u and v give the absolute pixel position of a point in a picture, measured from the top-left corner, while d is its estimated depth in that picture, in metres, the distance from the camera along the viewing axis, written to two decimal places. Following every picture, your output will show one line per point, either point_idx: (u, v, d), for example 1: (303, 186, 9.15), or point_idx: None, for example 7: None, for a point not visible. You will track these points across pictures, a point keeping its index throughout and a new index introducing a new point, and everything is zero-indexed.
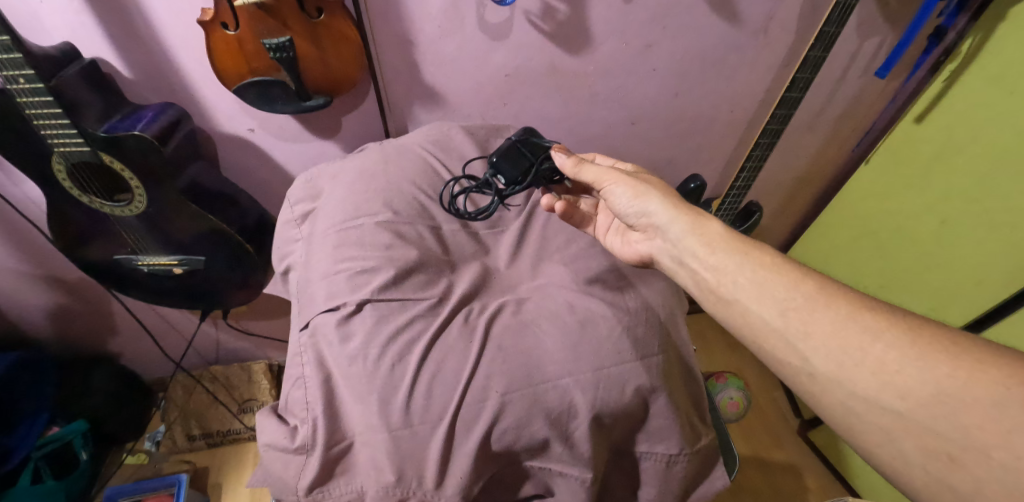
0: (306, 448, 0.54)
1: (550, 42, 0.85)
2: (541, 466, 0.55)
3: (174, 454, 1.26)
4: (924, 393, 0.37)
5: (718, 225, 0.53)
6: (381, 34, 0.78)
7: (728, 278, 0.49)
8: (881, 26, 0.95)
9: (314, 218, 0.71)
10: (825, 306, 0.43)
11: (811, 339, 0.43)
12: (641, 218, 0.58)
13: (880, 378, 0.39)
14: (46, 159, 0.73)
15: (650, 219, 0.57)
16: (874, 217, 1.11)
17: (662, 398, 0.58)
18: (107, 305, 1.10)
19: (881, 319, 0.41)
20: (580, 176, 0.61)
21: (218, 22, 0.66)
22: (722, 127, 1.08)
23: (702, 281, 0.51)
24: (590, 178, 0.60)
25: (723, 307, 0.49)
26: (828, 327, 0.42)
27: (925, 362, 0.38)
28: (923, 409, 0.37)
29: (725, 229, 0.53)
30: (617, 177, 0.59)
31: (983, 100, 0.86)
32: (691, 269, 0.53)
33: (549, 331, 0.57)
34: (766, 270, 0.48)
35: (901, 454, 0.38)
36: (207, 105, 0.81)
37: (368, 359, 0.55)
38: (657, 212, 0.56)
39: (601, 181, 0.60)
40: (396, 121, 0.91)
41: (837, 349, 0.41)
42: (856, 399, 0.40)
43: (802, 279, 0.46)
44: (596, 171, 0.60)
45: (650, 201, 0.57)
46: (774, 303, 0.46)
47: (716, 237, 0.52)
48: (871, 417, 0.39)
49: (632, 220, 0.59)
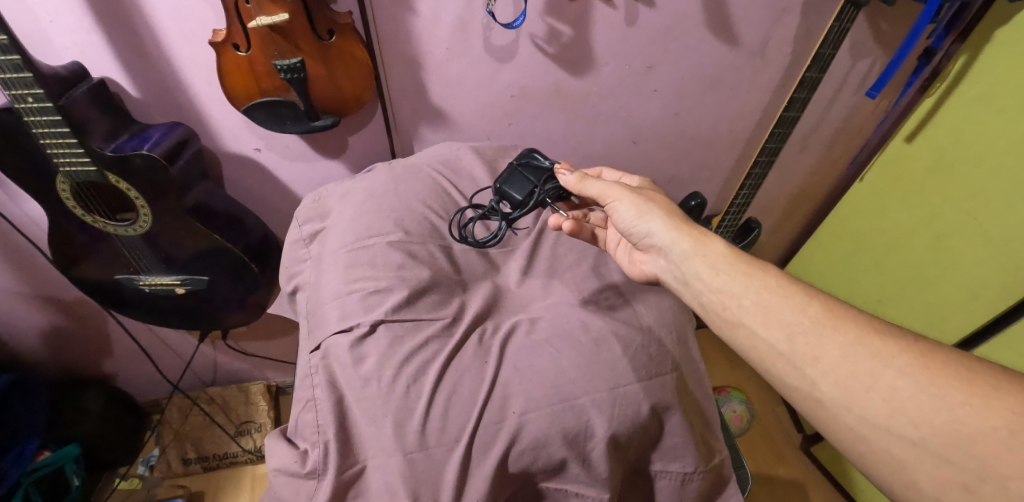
0: (318, 472, 0.53)
1: (555, 64, 0.86)
2: (558, 487, 0.55)
3: (167, 478, 1.21)
4: (937, 421, 0.38)
5: (721, 244, 0.53)
6: (388, 55, 0.79)
7: (733, 300, 0.49)
8: (872, 48, 0.98)
9: (323, 237, 0.70)
10: (833, 331, 0.44)
11: (819, 365, 0.43)
12: (643, 237, 0.58)
13: (891, 405, 0.40)
14: (51, 178, 0.73)
15: (652, 239, 0.57)
16: (869, 234, 1.13)
17: (676, 415, 0.58)
18: (104, 325, 1.08)
19: (890, 346, 0.42)
20: (583, 192, 0.62)
21: (230, 44, 0.66)
22: (722, 145, 1.09)
23: (706, 302, 0.52)
24: (595, 192, 0.61)
25: (729, 330, 0.50)
26: (837, 352, 0.43)
27: (938, 389, 0.39)
28: (937, 437, 0.37)
29: (729, 249, 0.53)
30: (620, 192, 0.60)
31: (973, 117, 0.88)
32: (695, 289, 0.53)
33: (562, 351, 0.57)
34: (771, 292, 0.48)
35: (914, 483, 0.39)
36: (214, 124, 0.82)
37: (383, 381, 0.54)
38: (659, 232, 0.56)
39: (606, 195, 0.61)
40: (403, 141, 0.91)
41: (847, 374, 0.42)
42: (867, 425, 0.40)
43: (809, 302, 0.46)
44: (602, 186, 0.60)
45: (652, 218, 0.57)
46: (781, 327, 0.46)
47: (719, 257, 0.52)
48: (884, 446, 0.40)
49: (636, 238, 0.59)
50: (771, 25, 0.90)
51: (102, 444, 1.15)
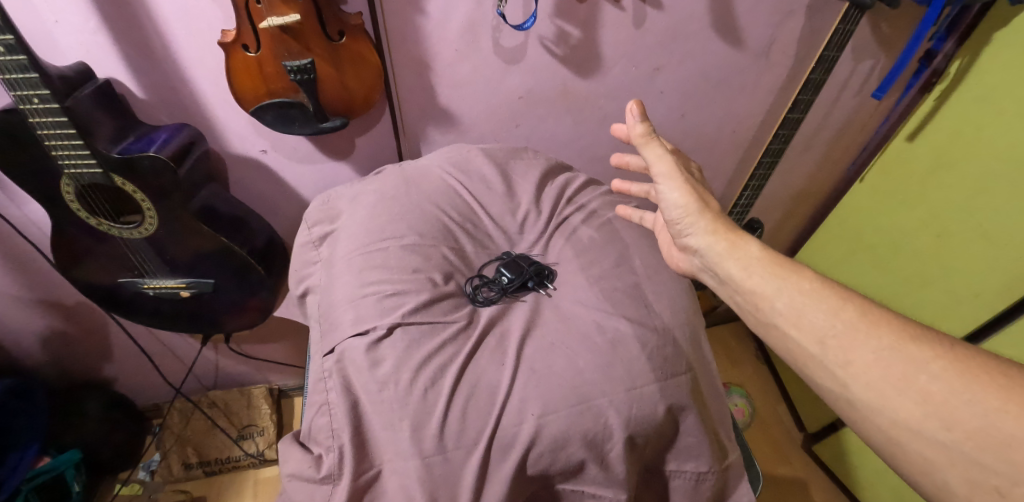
0: (333, 477, 0.53)
1: (563, 66, 0.86)
2: (574, 488, 0.55)
3: (168, 483, 1.20)
4: (969, 425, 0.38)
5: (756, 247, 0.53)
6: (398, 57, 0.79)
7: (765, 302, 0.50)
8: (874, 50, 0.99)
9: (334, 239, 0.70)
10: (865, 335, 0.44)
11: (851, 367, 0.44)
12: (681, 227, 0.58)
13: (924, 409, 0.40)
14: (56, 181, 0.72)
15: (689, 231, 0.57)
16: (870, 235, 1.14)
17: (691, 415, 0.58)
18: (105, 329, 1.06)
19: (924, 351, 0.42)
20: (643, 151, 0.59)
21: (240, 43, 0.66)
22: (726, 147, 1.10)
23: (739, 299, 0.53)
24: (651, 159, 0.59)
25: (763, 328, 0.51)
26: (870, 356, 0.43)
27: (973, 394, 0.39)
28: (969, 442, 0.37)
29: (764, 252, 0.53)
30: (669, 173, 0.58)
31: (975, 118, 0.89)
32: (728, 287, 0.54)
33: (579, 352, 0.57)
34: (805, 296, 0.48)
35: (946, 485, 0.39)
36: (221, 125, 0.81)
37: (400, 384, 0.54)
38: (697, 227, 0.56)
39: (657, 168, 0.59)
40: (410, 142, 0.91)
41: (879, 377, 0.42)
42: (898, 427, 0.41)
43: (841, 305, 0.47)
44: (660, 154, 0.58)
45: (692, 209, 0.57)
46: (813, 330, 0.46)
47: (753, 260, 0.52)
48: (916, 449, 0.40)
49: (674, 228, 0.59)
50: (776, 28, 0.90)
51: (103, 449, 1.14)
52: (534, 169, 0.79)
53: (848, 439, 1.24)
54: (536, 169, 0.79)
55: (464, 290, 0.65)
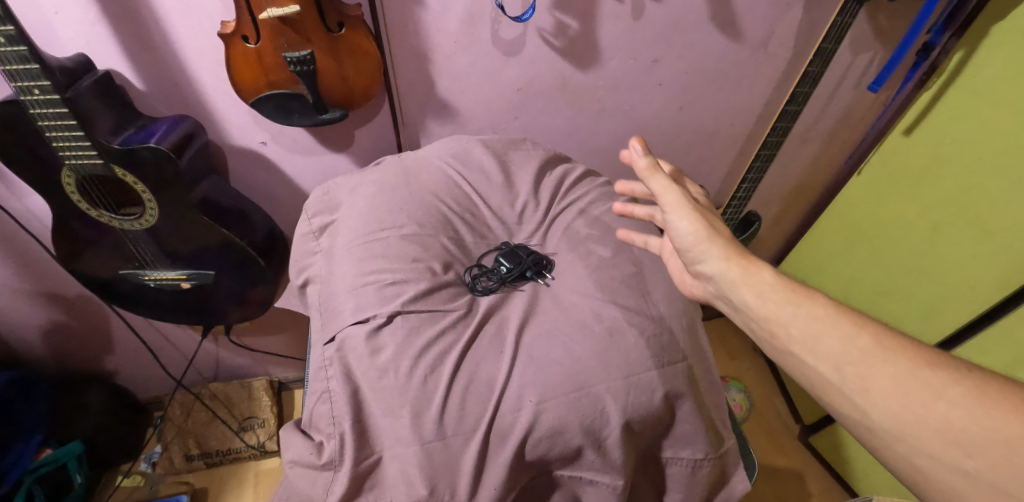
0: (334, 464, 0.54)
1: (562, 58, 0.87)
2: (572, 474, 0.56)
3: (170, 474, 1.21)
4: (994, 454, 0.36)
5: (768, 273, 0.51)
6: (397, 48, 0.79)
7: (782, 329, 0.48)
8: (872, 42, 0.99)
9: (333, 230, 0.70)
10: (884, 364, 0.42)
11: (868, 394, 0.42)
12: (693, 256, 0.56)
13: (946, 437, 0.38)
14: (56, 172, 0.72)
15: (701, 260, 0.55)
16: (866, 228, 1.14)
17: (687, 403, 0.58)
18: (105, 321, 1.07)
19: (941, 377, 0.40)
20: (649, 182, 0.58)
21: (239, 35, 0.66)
22: (724, 139, 1.10)
23: (758, 331, 0.50)
24: (658, 188, 0.57)
25: (781, 358, 0.48)
26: (888, 382, 0.41)
27: (995, 421, 0.37)
28: (994, 471, 0.36)
29: (778, 279, 0.50)
30: (676, 201, 0.56)
31: (971, 112, 0.90)
32: (746, 317, 0.51)
33: (576, 340, 0.57)
34: (819, 320, 0.46)
35: None
36: (221, 117, 0.81)
37: (400, 372, 0.54)
38: (709, 254, 0.54)
39: (665, 197, 0.57)
40: (409, 134, 0.91)
41: (898, 404, 0.41)
42: (920, 456, 0.39)
43: (857, 331, 0.45)
44: (667, 184, 0.57)
45: (702, 238, 0.54)
46: (828, 356, 0.45)
47: (767, 286, 0.50)
48: (939, 478, 0.39)
49: (686, 257, 0.57)
50: (774, 20, 0.90)
51: (104, 441, 1.15)
52: (532, 160, 0.79)
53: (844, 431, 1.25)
54: (534, 159, 0.80)
55: (464, 279, 0.66)
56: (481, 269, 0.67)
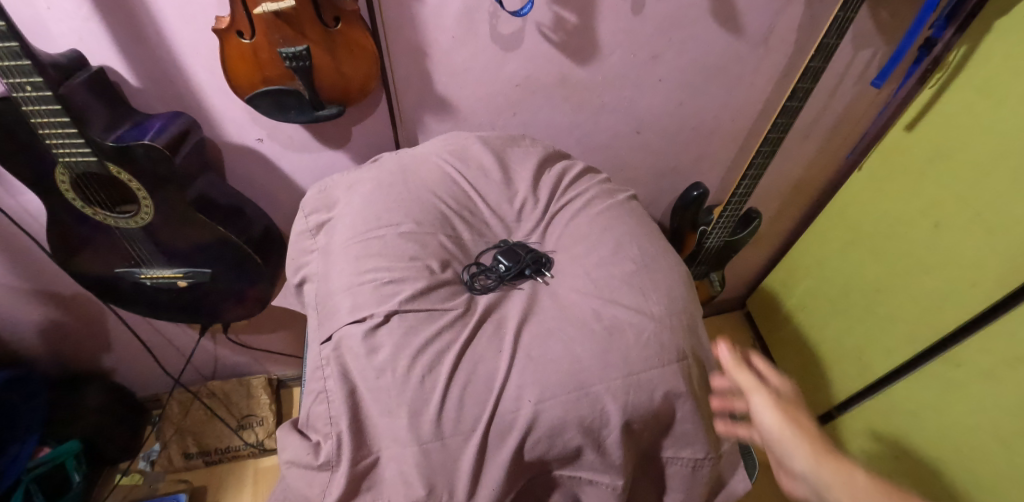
0: (331, 464, 0.53)
1: (561, 53, 0.86)
2: (571, 474, 0.56)
3: (169, 473, 1.21)
4: None
5: (862, 474, 0.51)
6: (394, 43, 0.78)
7: None
8: (875, 38, 0.98)
9: (330, 228, 0.70)
10: None
11: None
12: (787, 462, 0.55)
13: None
14: (50, 170, 0.71)
15: (789, 457, 0.55)
16: (867, 224, 1.13)
17: (688, 403, 0.57)
18: (103, 319, 1.06)
19: None
20: (735, 376, 0.61)
21: (234, 30, 0.65)
22: (724, 136, 1.09)
23: None
24: (744, 384, 0.60)
25: None
26: None
27: None
28: None
29: (873, 481, 0.50)
30: (766, 403, 0.58)
31: (972, 107, 0.89)
32: None
33: (575, 339, 0.57)
34: None
35: None
36: (216, 114, 0.80)
37: (397, 371, 0.54)
38: (797, 451, 0.54)
39: (751, 395, 0.59)
40: (407, 130, 0.91)
41: None
42: None
43: None
44: (756, 382, 0.59)
45: (788, 432, 0.55)
46: None
47: (863, 489, 0.49)
48: None
49: (779, 457, 0.56)
50: (775, 15, 0.89)
51: (103, 439, 1.15)
52: (531, 157, 0.78)
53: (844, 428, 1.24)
54: (534, 156, 0.79)
55: (462, 278, 0.65)
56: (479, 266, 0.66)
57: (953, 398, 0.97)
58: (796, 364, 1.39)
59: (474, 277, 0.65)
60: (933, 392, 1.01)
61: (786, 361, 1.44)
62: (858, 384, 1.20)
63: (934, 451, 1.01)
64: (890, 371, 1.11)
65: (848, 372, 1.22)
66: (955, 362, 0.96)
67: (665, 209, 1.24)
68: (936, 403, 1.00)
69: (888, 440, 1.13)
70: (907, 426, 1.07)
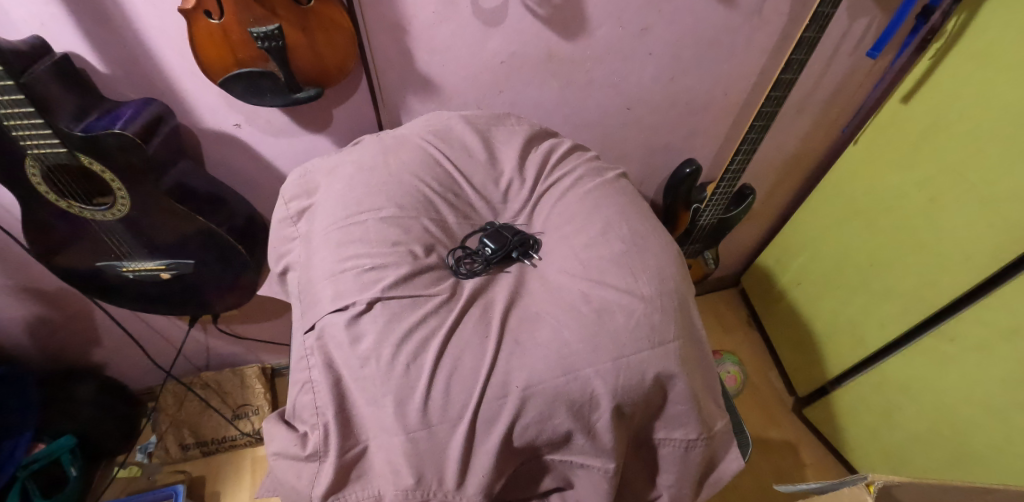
0: (319, 455, 0.52)
1: (547, 28, 0.83)
2: (563, 459, 0.55)
3: (166, 464, 1.21)
4: None
5: None
6: (372, 20, 0.75)
7: None
8: (871, 7, 0.95)
9: (312, 214, 0.68)
10: None
11: None
12: None
13: None
14: (19, 163, 0.68)
15: None
16: (862, 199, 1.11)
17: (680, 383, 0.56)
18: (90, 314, 1.05)
19: None
20: None
21: (201, 10, 0.62)
22: (717, 111, 1.07)
23: None
24: None
25: None
26: None
27: None
28: None
29: None
30: None
31: (970, 76, 0.86)
32: None
33: (564, 322, 0.55)
34: None
35: None
36: (191, 99, 0.78)
37: (382, 360, 0.53)
38: None
39: None
40: (390, 112, 0.88)
41: None
42: None
43: None
44: None
45: None
46: None
47: None
48: None
49: None
50: None
51: (97, 432, 1.14)
52: (516, 136, 0.76)
53: (837, 402, 1.25)
54: (520, 135, 0.77)
55: (447, 262, 0.63)
56: (467, 250, 0.64)
57: (948, 370, 0.97)
58: (790, 339, 1.39)
59: (460, 260, 0.63)
60: (929, 367, 1.01)
61: (780, 338, 1.44)
62: (851, 358, 1.19)
63: (936, 426, 1.01)
64: (883, 345, 1.11)
65: (842, 347, 1.22)
66: (949, 336, 0.96)
67: (658, 187, 1.22)
68: (934, 376, 1.00)
69: (881, 412, 1.13)
70: (902, 400, 1.08)
